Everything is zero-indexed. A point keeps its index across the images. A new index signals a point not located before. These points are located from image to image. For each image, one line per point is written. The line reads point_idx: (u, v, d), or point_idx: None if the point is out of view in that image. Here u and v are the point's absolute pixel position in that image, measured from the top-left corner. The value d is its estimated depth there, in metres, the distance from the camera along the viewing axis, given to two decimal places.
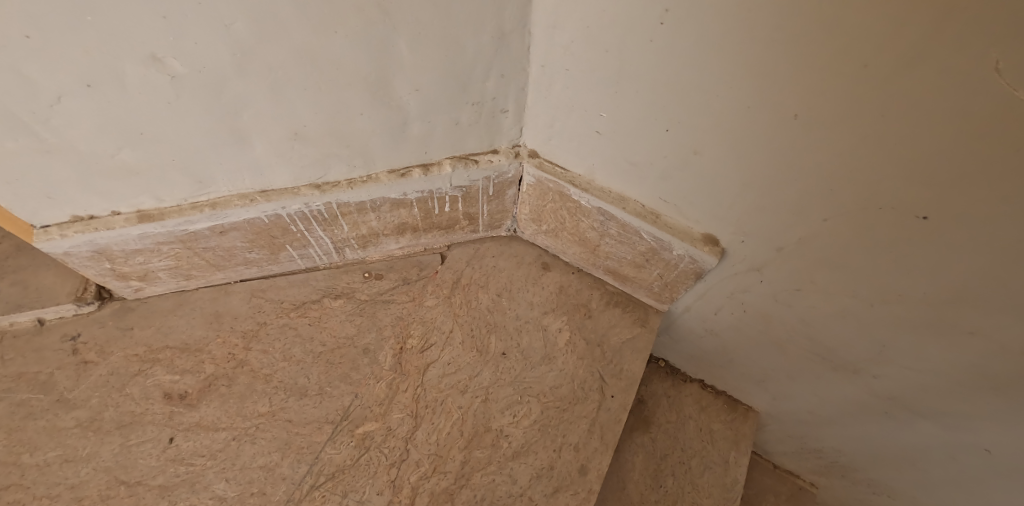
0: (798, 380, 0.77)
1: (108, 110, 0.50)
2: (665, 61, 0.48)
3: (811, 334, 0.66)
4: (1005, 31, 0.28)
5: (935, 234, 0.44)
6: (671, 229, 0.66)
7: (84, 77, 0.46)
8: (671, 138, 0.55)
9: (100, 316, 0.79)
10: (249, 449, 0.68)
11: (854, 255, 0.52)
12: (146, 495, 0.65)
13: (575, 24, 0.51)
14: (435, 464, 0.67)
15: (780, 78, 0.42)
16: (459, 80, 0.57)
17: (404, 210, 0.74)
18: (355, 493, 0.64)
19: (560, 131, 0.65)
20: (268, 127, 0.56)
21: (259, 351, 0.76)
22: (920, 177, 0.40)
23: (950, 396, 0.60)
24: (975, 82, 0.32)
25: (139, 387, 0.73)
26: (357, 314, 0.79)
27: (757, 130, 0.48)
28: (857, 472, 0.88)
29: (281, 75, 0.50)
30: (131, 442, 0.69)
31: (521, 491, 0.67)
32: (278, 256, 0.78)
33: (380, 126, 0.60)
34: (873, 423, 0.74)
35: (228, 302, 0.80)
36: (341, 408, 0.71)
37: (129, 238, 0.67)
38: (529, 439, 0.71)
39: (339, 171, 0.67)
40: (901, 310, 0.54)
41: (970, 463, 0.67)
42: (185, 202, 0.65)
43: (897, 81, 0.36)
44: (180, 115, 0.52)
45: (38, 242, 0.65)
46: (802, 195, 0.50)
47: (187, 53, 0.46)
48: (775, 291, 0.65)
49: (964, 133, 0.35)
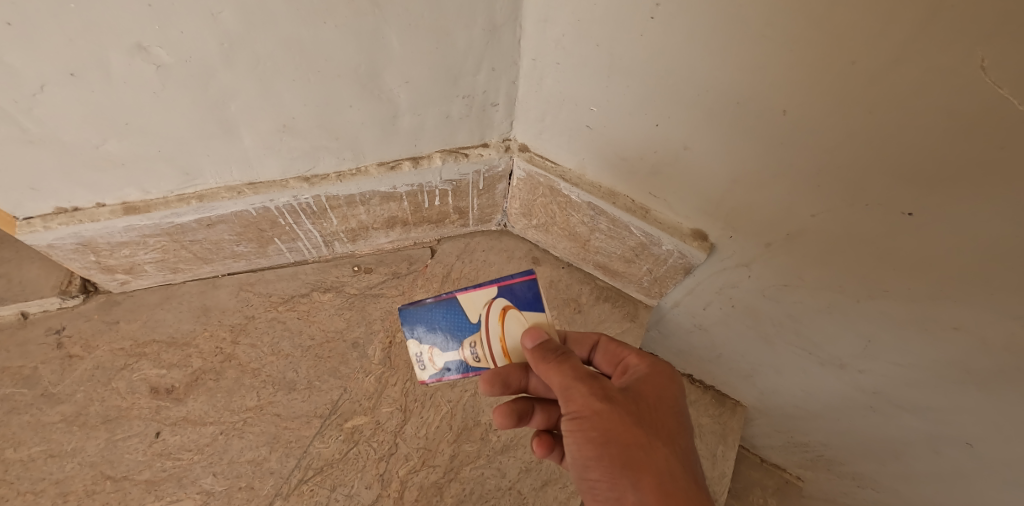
0: (785, 374, 0.77)
1: (93, 100, 0.49)
2: (654, 56, 0.48)
3: (798, 328, 0.67)
4: (996, 27, 0.28)
5: (917, 230, 0.44)
6: (661, 224, 0.67)
7: (68, 66, 0.45)
8: (661, 132, 0.55)
9: (84, 310, 0.78)
10: (236, 443, 0.68)
11: (840, 250, 0.52)
12: (132, 490, 0.65)
13: (566, 18, 0.51)
14: (424, 458, 0.68)
15: (769, 74, 0.42)
16: (450, 73, 0.57)
17: (394, 204, 0.74)
18: (344, 487, 0.66)
19: (550, 126, 0.66)
20: (257, 118, 0.56)
21: (247, 345, 0.76)
22: (904, 174, 0.41)
23: (934, 391, 0.60)
24: (959, 79, 0.32)
25: (125, 381, 0.72)
26: (346, 308, 0.79)
27: (745, 126, 0.48)
28: (842, 465, 0.88)
29: (270, 66, 0.50)
30: (117, 436, 0.68)
31: (510, 485, 0.69)
32: (266, 249, 0.77)
33: (370, 118, 0.60)
34: (858, 417, 0.74)
35: (216, 295, 0.80)
36: (330, 403, 0.72)
37: (114, 231, 0.66)
38: (518, 434, 0.72)
39: (328, 163, 0.66)
40: (886, 305, 0.54)
41: (951, 456, 0.68)
42: (172, 194, 0.65)
43: (884, 78, 0.36)
44: (166, 105, 0.51)
45: (20, 234, 0.64)
46: (789, 190, 0.50)
47: (173, 42, 0.45)
48: (762, 286, 0.65)
49: (947, 130, 0.36)
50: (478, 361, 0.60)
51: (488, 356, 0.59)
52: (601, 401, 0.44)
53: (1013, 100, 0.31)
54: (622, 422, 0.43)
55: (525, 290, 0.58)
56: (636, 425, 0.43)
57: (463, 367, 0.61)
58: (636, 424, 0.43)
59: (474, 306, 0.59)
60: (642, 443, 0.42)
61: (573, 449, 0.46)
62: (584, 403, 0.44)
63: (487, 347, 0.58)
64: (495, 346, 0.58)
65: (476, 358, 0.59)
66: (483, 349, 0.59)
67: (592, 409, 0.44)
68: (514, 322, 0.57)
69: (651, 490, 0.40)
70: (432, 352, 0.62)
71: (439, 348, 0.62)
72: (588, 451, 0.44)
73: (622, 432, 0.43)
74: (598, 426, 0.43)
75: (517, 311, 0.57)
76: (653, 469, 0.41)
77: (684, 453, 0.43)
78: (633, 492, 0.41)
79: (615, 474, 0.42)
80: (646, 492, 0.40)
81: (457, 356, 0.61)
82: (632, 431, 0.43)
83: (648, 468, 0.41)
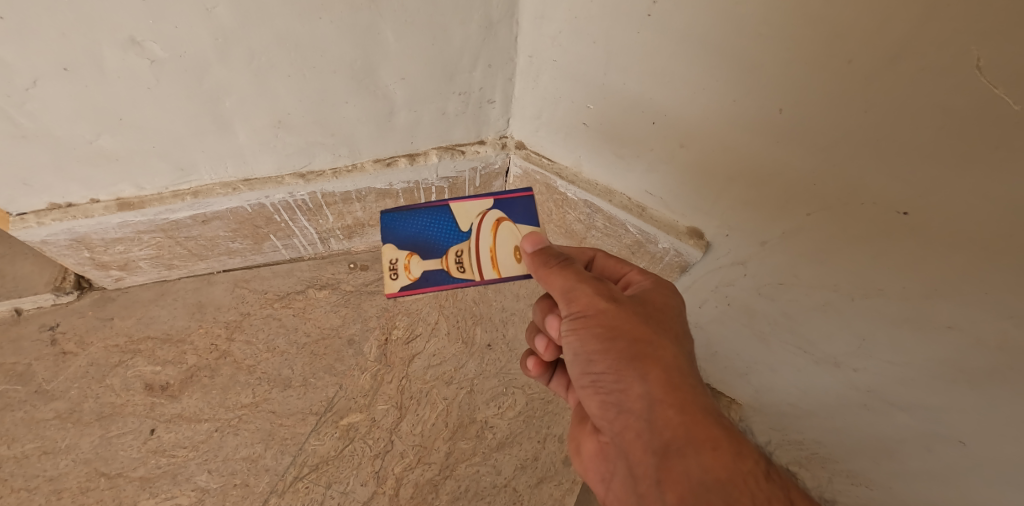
0: (780, 372, 0.77)
1: (85, 94, 0.48)
2: (653, 53, 0.48)
3: (793, 327, 0.66)
4: (992, 26, 0.29)
5: (914, 230, 0.44)
6: (657, 222, 0.66)
7: (60, 60, 0.44)
8: (657, 130, 0.55)
9: (78, 306, 0.78)
10: (231, 440, 0.68)
11: (835, 250, 0.51)
12: (126, 487, 0.65)
13: (562, 15, 0.51)
14: (419, 455, 0.69)
15: (765, 73, 0.42)
16: (447, 70, 0.57)
17: (390, 201, 0.75)
18: (339, 484, 0.66)
19: (547, 123, 0.66)
20: (252, 114, 0.56)
21: (243, 342, 0.76)
22: (900, 173, 0.40)
23: (927, 390, 0.59)
24: (957, 79, 0.33)
25: (119, 378, 0.72)
26: (342, 305, 0.80)
27: (743, 124, 0.48)
28: (836, 463, 0.87)
29: (266, 61, 0.49)
30: (111, 433, 0.68)
31: (506, 482, 0.69)
32: (261, 246, 0.78)
33: (365, 115, 0.60)
34: (852, 415, 0.74)
35: (211, 292, 0.80)
36: (325, 400, 0.72)
37: (108, 227, 0.66)
38: (514, 431, 0.72)
39: (324, 160, 0.66)
40: (881, 304, 0.53)
41: (945, 455, 0.67)
42: (167, 190, 0.64)
43: (879, 78, 0.36)
44: (159, 99, 0.51)
45: (14, 230, 0.63)
46: (785, 189, 0.50)
47: (169, 38, 0.45)
48: (758, 284, 0.64)
49: (943, 127, 0.36)
50: (462, 271, 0.55)
51: (475, 266, 0.55)
52: (607, 300, 0.43)
53: (1010, 99, 0.31)
54: (629, 319, 0.42)
55: (522, 206, 0.58)
56: (643, 324, 0.42)
57: (443, 278, 0.56)
58: (644, 322, 0.42)
59: (465, 214, 0.57)
60: (650, 339, 0.41)
61: (577, 345, 0.44)
62: (588, 302, 0.43)
63: (475, 257, 0.55)
64: (483, 261, 0.55)
65: (461, 268, 0.55)
66: (470, 258, 0.55)
67: (598, 308, 0.42)
68: (508, 233, 0.56)
69: (658, 382, 0.38)
70: (409, 260, 0.56)
71: (416, 256, 0.56)
72: (594, 346, 0.42)
73: (629, 329, 0.41)
74: (604, 323, 0.42)
75: (510, 224, 0.57)
76: (661, 365, 0.39)
77: (690, 355, 0.42)
78: (639, 383, 0.39)
79: (620, 367, 0.40)
80: (654, 385, 0.38)
81: (438, 266, 0.56)
82: (640, 328, 0.41)
83: (657, 363, 0.40)
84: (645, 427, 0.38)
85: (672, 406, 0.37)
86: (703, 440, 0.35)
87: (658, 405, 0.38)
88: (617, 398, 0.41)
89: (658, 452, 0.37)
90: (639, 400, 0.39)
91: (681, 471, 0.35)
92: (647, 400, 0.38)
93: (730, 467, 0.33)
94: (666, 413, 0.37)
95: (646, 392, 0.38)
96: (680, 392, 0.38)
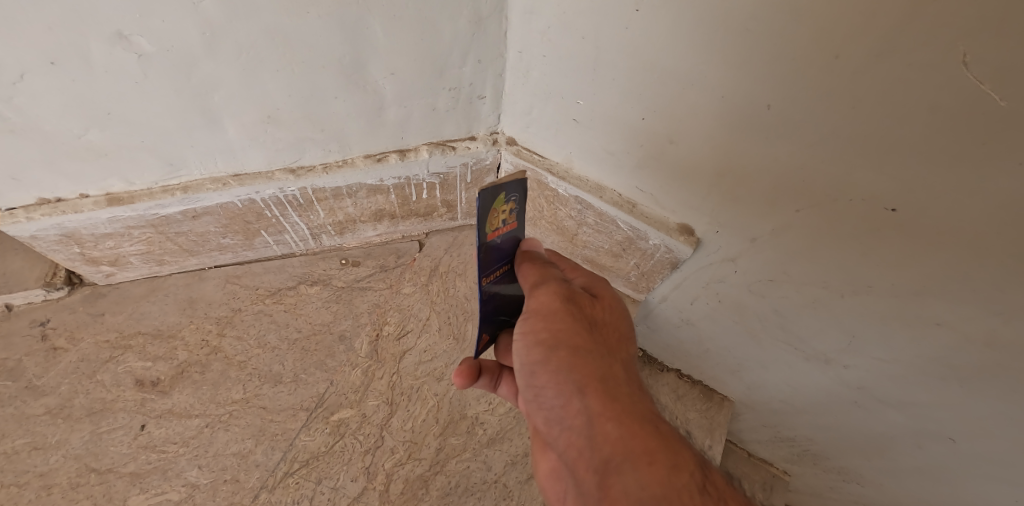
0: (771, 369, 0.77)
1: (73, 89, 0.48)
2: (642, 50, 0.49)
3: (783, 324, 0.66)
4: (978, 22, 0.29)
5: (901, 227, 0.44)
6: (646, 218, 0.66)
7: (47, 54, 0.44)
8: (647, 126, 0.55)
9: (69, 302, 0.78)
10: (222, 436, 0.68)
11: (823, 246, 0.51)
12: (116, 482, 0.64)
13: (551, 11, 0.51)
14: (410, 451, 0.69)
15: (754, 68, 0.42)
16: (436, 65, 0.57)
17: (381, 197, 0.75)
18: (329, 480, 0.66)
19: (537, 119, 0.66)
20: (242, 108, 0.55)
21: (233, 338, 0.76)
22: (886, 168, 0.40)
23: (915, 387, 0.59)
24: (943, 74, 0.33)
25: (110, 373, 0.72)
26: (333, 301, 0.80)
27: (734, 120, 0.48)
28: (828, 460, 0.87)
29: (254, 56, 0.49)
30: (102, 429, 0.68)
31: (496, 478, 0.69)
32: (252, 241, 0.78)
33: (356, 111, 0.60)
34: (842, 412, 0.74)
35: (201, 288, 0.80)
36: (316, 395, 0.72)
37: (97, 222, 0.66)
38: (504, 427, 0.72)
39: (315, 155, 0.66)
40: (869, 302, 0.53)
41: (934, 451, 0.67)
42: (156, 185, 0.64)
43: (866, 73, 0.36)
44: (148, 94, 0.51)
45: (2, 225, 0.63)
46: (774, 186, 0.50)
47: (157, 31, 0.45)
48: (748, 281, 0.64)
49: (928, 123, 0.36)
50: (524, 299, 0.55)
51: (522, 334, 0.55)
52: (559, 300, 0.43)
53: (996, 96, 0.31)
54: (573, 325, 0.43)
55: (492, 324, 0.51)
56: (586, 330, 0.43)
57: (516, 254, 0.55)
58: (587, 329, 0.43)
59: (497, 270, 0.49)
60: (590, 347, 0.42)
61: (522, 354, 0.45)
62: (543, 300, 0.44)
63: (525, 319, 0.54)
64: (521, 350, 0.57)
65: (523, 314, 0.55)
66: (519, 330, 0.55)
67: (550, 308, 0.43)
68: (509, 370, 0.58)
69: (597, 396, 0.39)
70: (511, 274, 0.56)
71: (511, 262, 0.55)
72: (536, 354, 0.43)
73: (573, 335, 0.42)
74: (549, 327, 0.43)
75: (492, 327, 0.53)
76: (599, 376, 0.40)
77: (626, 364, 0.44)
78: (579, 397, 0.39)
79: (560, 381, 0.41)
80: (593, 398, 0.39)
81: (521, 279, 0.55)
82: (582, 335, 0.42)
83: (593, 374, 0.40)
84: (585, 444, 0.38)
85: (611, 420, 0.37)
86: (640, 455, 0.35)
87: (597, 420, 0.38)
88: (559, 414, 0.41)
89: (598, 470, 0.36)
90: (579, 415, 0.39)
91: (619, 488, 0.34)
92: (587, 415, 0.38)
93: (665, 483, 0.32)
94: (605, 428, 0.37)
95: (586, 408, 0.39)
96: (618, 404, 0.38)
